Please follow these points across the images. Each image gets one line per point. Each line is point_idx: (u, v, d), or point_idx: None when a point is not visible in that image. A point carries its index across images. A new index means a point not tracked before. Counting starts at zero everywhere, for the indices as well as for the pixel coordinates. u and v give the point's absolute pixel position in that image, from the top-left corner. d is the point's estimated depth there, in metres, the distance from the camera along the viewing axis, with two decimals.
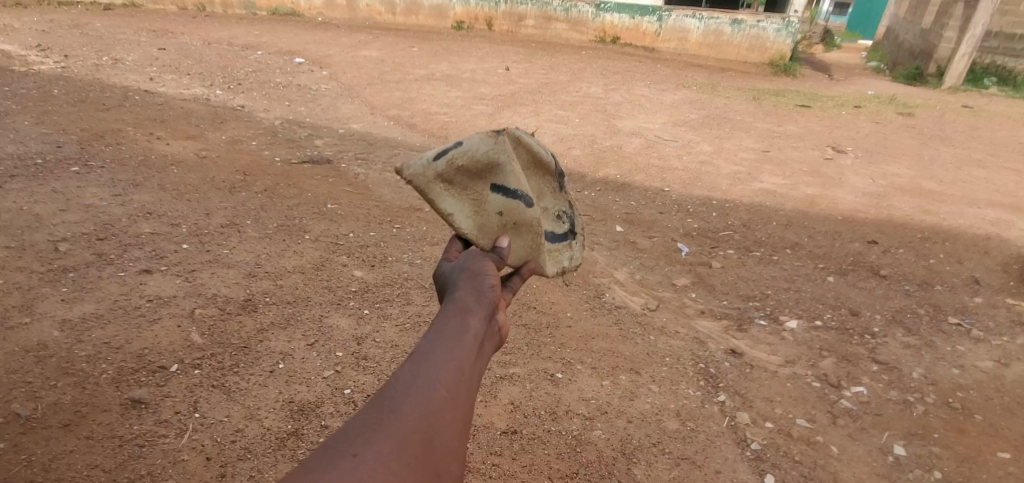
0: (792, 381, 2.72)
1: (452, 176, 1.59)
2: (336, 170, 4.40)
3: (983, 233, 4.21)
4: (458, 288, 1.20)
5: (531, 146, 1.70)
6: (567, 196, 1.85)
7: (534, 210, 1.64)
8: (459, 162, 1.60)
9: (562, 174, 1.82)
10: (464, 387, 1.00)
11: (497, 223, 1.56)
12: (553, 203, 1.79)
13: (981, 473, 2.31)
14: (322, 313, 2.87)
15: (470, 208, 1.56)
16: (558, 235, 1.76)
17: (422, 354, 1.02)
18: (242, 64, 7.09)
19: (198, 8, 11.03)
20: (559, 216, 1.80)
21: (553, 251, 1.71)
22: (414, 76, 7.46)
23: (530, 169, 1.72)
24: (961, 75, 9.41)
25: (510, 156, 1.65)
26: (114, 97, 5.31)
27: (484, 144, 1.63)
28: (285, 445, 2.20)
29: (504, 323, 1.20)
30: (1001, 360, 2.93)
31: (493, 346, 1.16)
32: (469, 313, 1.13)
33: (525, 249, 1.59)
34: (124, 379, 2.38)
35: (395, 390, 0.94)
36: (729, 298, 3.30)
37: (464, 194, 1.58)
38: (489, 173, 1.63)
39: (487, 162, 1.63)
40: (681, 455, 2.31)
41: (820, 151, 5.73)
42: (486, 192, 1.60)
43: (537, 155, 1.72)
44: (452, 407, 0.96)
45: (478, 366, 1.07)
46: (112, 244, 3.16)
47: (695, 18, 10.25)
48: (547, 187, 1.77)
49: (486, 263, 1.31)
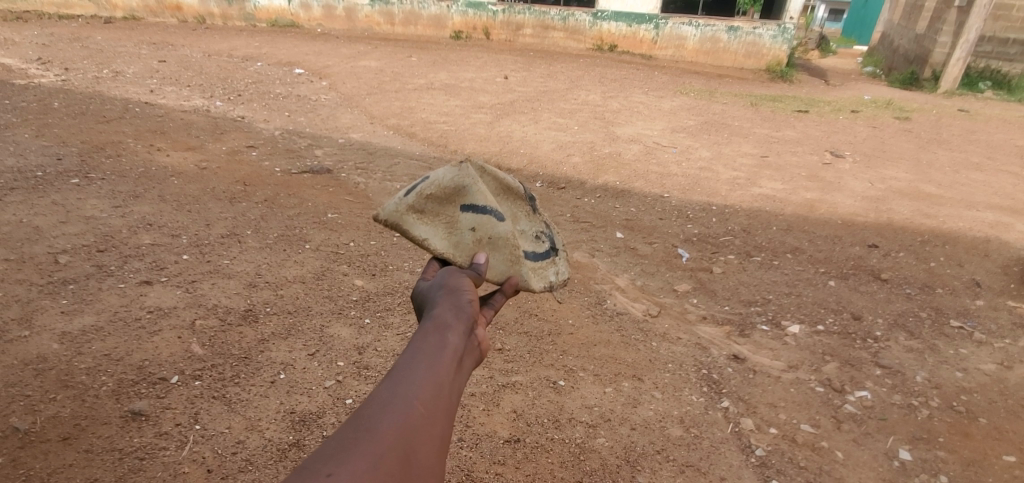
0: (795, 386, 2.71)
1: (423, 205, 1.62)
2: (336, 179, 4.42)
3: (982, 236, 4.21)
4: (436, 305, 1.22)
5: (495, 173, 1.77)
6: (542, 216, 1.87)
7: (507, 226, 1.65)
8: (428, 192, 1.64)
9: (533, 196, 1.86)
10: (442, 402, 1.00)
11: (472, 240, 1.57)
12: (530, 224, 1.81)
13: (986, 477, 2.29)
14: (323, 323, 2.87)
15: (444, 231, 1.57)
16: (541, 253, 1.77)
17: (399, 372, 1.02)
18: (242, 75, 7.13)
19: (198, 20, 11.11)
20: (538, 237, 1.80)
21: (538, 269, 1.72)
22: (414, 85, 7.51)
23: (501, 194, 1.77)
24: (956, 79, 9.49)
25: (475, 180, 1.70)
26: (115, 110, 5.34)
27: (450, 173, 1.69)
28: (286, 456, 2.18)
29: (483, 338, 1.22)
30: (1004, 363, 2.93)
31: (474, 361, 1.17)
32: (447, 329, 1.14)
33: (502, 264, 1.59)
34: (124, 392, 2.37)
35: (372, 408, 0.93)
36: (730, 303, 3.29)
37: (437, 219, 1.60)
38: (458, 196, 1.66)
39: (457, 187, 1.67)
40: (684, 461, 2.29)
41: (818, 155, 5.76)
42: (457, 214, 1.62)
43: (503, 181, 1.78)
44: (430, 422, 0.95)
45: (457, 381, 1.08)
46: (112, 256, 3.16)
47: (691, 25, 10.34)
48: (521, 210, 1.80)
49: (464, 279, 1.35)
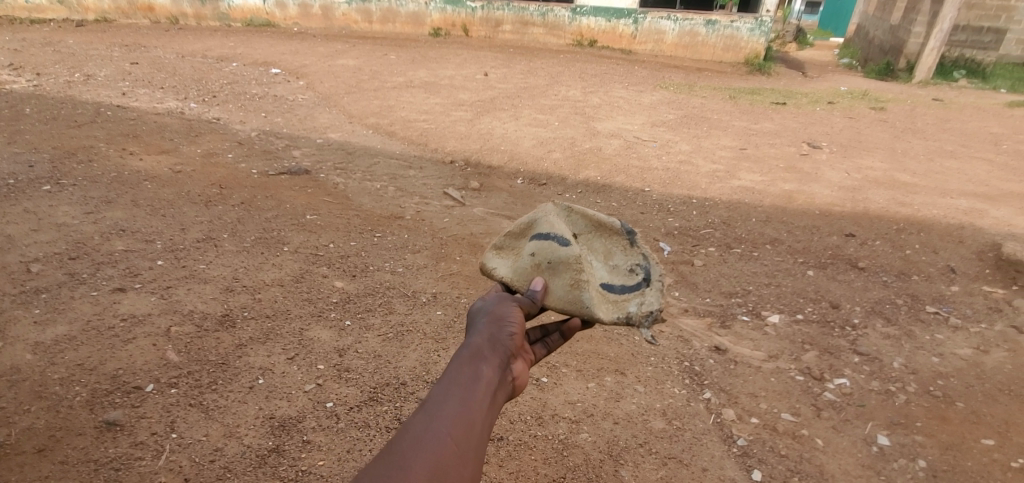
0: (775, 376, 2.74)
1: (502, 241, 1.81)
2: (315, 180, 4.36)
3: (957, 222, 4.28)
4: (474, 333, 1.22)
5: (584, 210, 1.86)
6: (639, 249, 1.87)
7: (574, 252, 1.69)
8: (509, 229, 1.83)
9: (631, 229, 1.87)
10: (474, 441, 0.98)
11: (531, 265, 1.65)
12: (623, 259, 1.84)
13: (965, 461, 2.32)
14: (302, 326, 2.82)
15: (512, 261, 1.72)
16: (628, 286, 1.78)
17: (433, 404, 1.01)
18: (217, 76, 7.00)
19: (171, 21, 10.88)
20: (631, 270, 1.82)
21: (618, 301, 1.74)
22: (393, 83, 7.44)
23: (591, 230, 1.85)
24: (931, 69, 9.67)
25: (553, 216, 1.83)
26: (86, 114, 5.21)
27: (532, 212, 1.86)
28: (265, 462, 2.14)
29: (519, 373, 1.21)
30: (979, 348, 2.98)
31: (506, 395, 1.16)
32: (483, 361, 1.14)
33: (563, 289, 1.61)
34: (98, 401, 2.31)
35: (405, 443, 0.93)
36: (712, 295, 3.32)
37: (510, 252, 1.77)
38: (532, 229, 1.78)
39: (532, 223, 1.81)
40: (667, 454, 2.30)
41: (796, 147, 5.82)
42: (526, 244, 1.74)
43: (593, 218, 1.85)
44: (461, 463, 0.94)
45: (489, 417, 1.06)
46: (85, 263, 3.08)
47: (670, 20, 10.38)
48: (615, 245, 1.85)
49: (512, 307, 1.35)
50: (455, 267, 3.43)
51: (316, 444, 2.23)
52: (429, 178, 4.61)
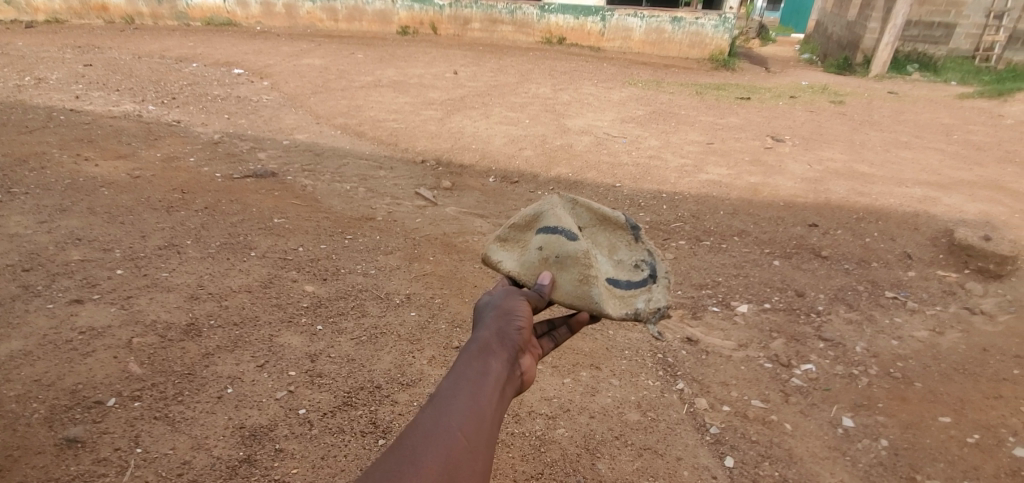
0: (745, 364, 2.81)
1: (507, 234, 1.75)
2: (282, 183, 4.26)
3: (912, 210, 4.46)
4: (483, 326, 1.21)
5: (588, 204, 1.84)
6: (644, 245, 1.86)
7: (582, 247, 1.65)
8: (513, 221, 1.78)
9: (635, 225, 1.87)
10: (484, 435, 0.98)
11: (539, 259, 1.61)
12: (628, 254, 1.83)
13: (924, 438, 2.43)
14: (272, 333, 2.76)
15: (519, 254, 1.67)
16: (634, 282, 1.77)
17: (443, 399, 1.00)
18: (177, 78, 6.77)
19: (126, 20, 10.46)
20: (636, 266, 1.81)
21: (626, 297, 1.73)
22: (360, 83, 7.32)
23: (596, 225, 1.83)
24: (886, 63, 10.06)
25: (559, 209, 1.78)
26: (37, 118, 4.97)
27: (536, 204, 1.81)
28: (236, 473, 2.09)
29: (527, 367, 1.20)
30: (935, 329, 3.12)
31: (514, 390, 1.15)
32: (491, 356, 1.13)
33: (571, 284, 1.57)
34: (57, 418, 2.21)
35: (416, 438, 0.92)
36: (683, 288, 3.38)
37: (515, 245, 1.71)
38: (538, 222, 1.74)
39: (537, 215, 1.76)
40: (642, 445, 2.34)
41: (760, 140, 5.97)
42: (533, 237, 1.70)
43: (597, 212, 1.83)
44: (472, 458, 0.93)
45: (499, 412, 1.05)
46: (39, 275, 2.94)
47: (637, 17, 10.50)
48: (619, 240, 1.84)
49: (521, 301, 1.33)
50: (428, 267, 3.41)
51: (289, 452, 2.19)
52: (400, 178, 4.56)
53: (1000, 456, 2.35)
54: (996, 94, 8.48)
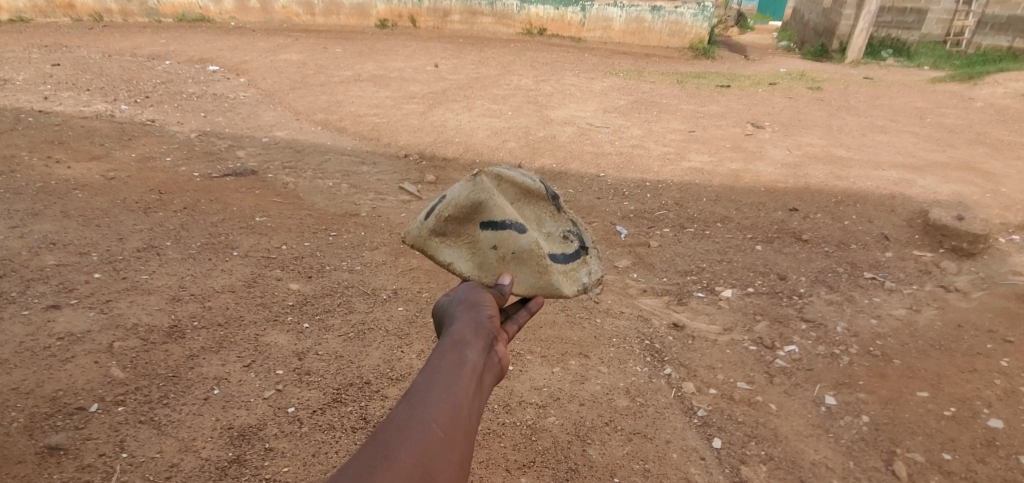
0: (731, 347, 2.86)
1: (444, 228, 1.59)
2: (262, 181, 4.19)
3: (888, 192, 4.55)
4: (455, 321, 1.21)
5: (513, 177, 1.64)
6: (568, 214, 1.76)
7: (532, 237, 1.58)
8: (446, 213, 1.59)
9: (555, 194, 1.73)
10: (462, 423, 0.98)
11: (496, 259, 1.54)
12: (555, 226, 1.70)
13: (902, 413, 2.50)
14: (258, 332, 2.72)
15: (467, 253, 1.56)
16: (570, 254, 1.69)
17: (416, 393, 1.00)
18: (149, 76, 6.61)
19: (94, 18, 10.16)
20: (566, 236, 1.72)
21: (570, 272, 1.65)
22: (340, 78, 7.22)
23: (522, 199, 1.66)
24: (861, 49, 10.23)
25: (495, 193, 1.60)
26: (3, 121, 4.82)
27: (465, 189, 1.60)
28: (226, 474, 2.07)
29: (504, 355, 1.20)
30: (912, 307, 3.20)
31: (493, 379, 1.15)
32: (466, 346, 1.13)
33: (531, 277, 1.54)
34: (37, 426, 2.16)
35: (390, 432, 0.92)
36: (668, 275, 3.42)
37: (459, 241, 1.58)
38: (479, 213, 1.58)
39: (472, 204, 1.58)
40: (633, 430, 2.37)
41: (740, 127, 6.04)
42: (480, 233, 1.57)
43: (523, 185, 1.65)
44: (449, 448, 0.93)
45: (475, 403, 1.05)
46: (12, 281, 2.86)
47: (616, 7, 10.49)
48: (544, 212, 1.69)
49: (485, 295, 1.34)
50: (414, 262, 3.39)
51: (279, 451, 2.17)
52: (384, 173, 4.51)
53: (975, 427, 2.43)
54: (967, 78, 8.66)
